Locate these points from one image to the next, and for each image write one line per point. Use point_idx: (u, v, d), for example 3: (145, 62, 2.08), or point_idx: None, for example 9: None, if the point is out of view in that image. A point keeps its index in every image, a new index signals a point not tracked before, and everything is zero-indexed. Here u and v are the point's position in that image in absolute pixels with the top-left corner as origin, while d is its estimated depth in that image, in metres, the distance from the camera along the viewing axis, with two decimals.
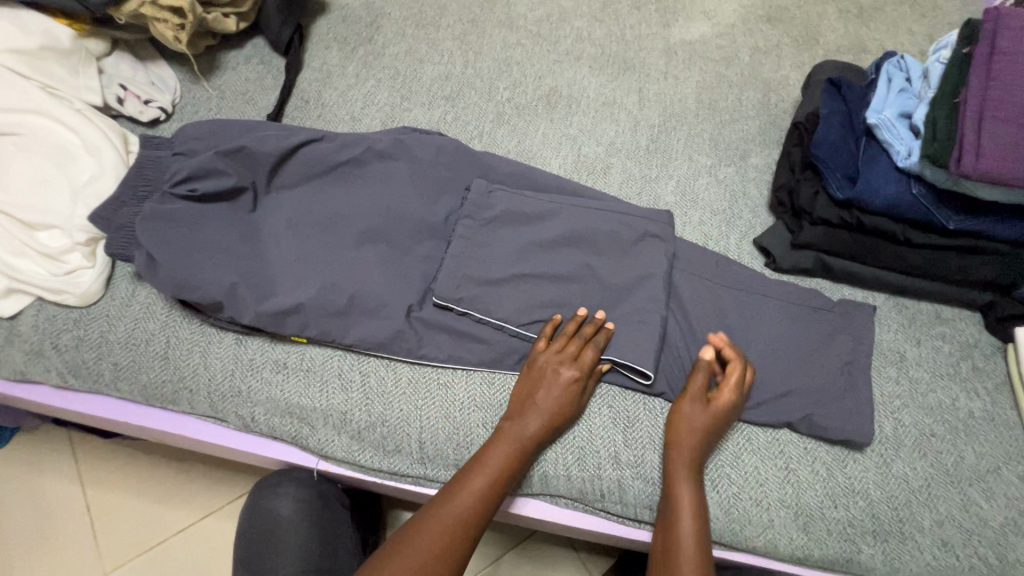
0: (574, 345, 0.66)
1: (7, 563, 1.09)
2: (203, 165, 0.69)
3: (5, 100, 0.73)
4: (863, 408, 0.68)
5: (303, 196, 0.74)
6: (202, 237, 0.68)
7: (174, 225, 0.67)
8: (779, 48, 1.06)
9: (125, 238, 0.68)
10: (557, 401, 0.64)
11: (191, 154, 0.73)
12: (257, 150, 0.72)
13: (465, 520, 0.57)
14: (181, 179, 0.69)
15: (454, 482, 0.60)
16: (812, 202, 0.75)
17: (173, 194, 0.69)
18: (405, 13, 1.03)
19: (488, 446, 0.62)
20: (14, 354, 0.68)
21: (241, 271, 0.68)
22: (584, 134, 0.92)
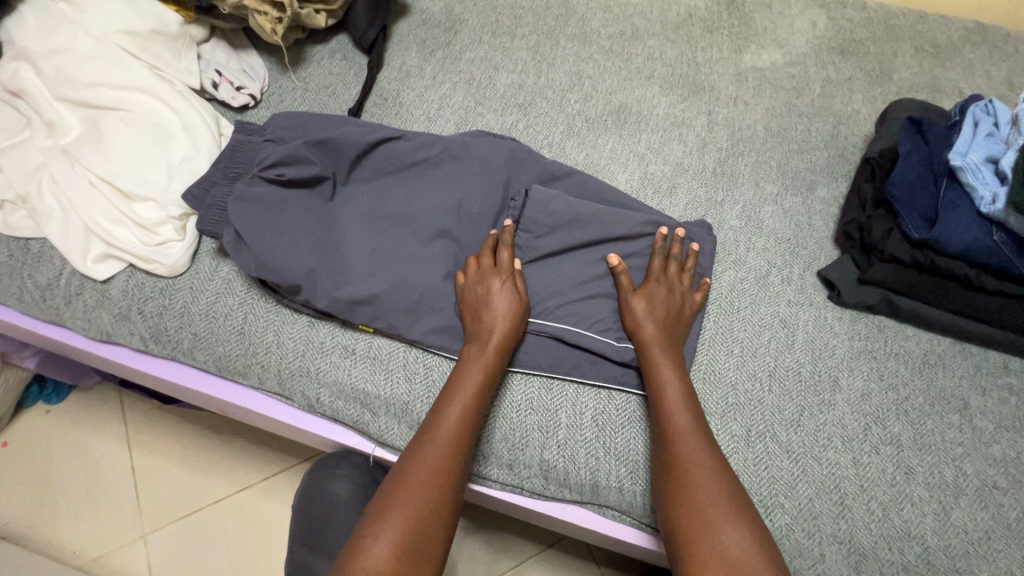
0: (497, 255, 0.71)
1: (53, 515, 1.13)
2: (291, 152, 0.72)
3: (118, 79, 0.78)
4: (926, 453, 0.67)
5: (378, 188, 0.77)
6: (287, 221, 0.71)
7: (263, 208, 0.71)
8: (851, 82, 1.05)
9: (217, 216, 0.71)
10: (501, 314, 0.66)
11: (280, 141, 0.76)
12: (342, 144, 0.75)
13: (449, 456, 0.58)
14: (269, 164, 0.72)
15: (427, 429, 0.60)
16: (884, 239, 0.75)
17: (261, 177, 0.72)
18: (483, 21, 1.06)
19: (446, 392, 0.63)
20: (104, 316, 0.73)
21: (319, 256, 0.70)
22: (651, 152, 0.93)
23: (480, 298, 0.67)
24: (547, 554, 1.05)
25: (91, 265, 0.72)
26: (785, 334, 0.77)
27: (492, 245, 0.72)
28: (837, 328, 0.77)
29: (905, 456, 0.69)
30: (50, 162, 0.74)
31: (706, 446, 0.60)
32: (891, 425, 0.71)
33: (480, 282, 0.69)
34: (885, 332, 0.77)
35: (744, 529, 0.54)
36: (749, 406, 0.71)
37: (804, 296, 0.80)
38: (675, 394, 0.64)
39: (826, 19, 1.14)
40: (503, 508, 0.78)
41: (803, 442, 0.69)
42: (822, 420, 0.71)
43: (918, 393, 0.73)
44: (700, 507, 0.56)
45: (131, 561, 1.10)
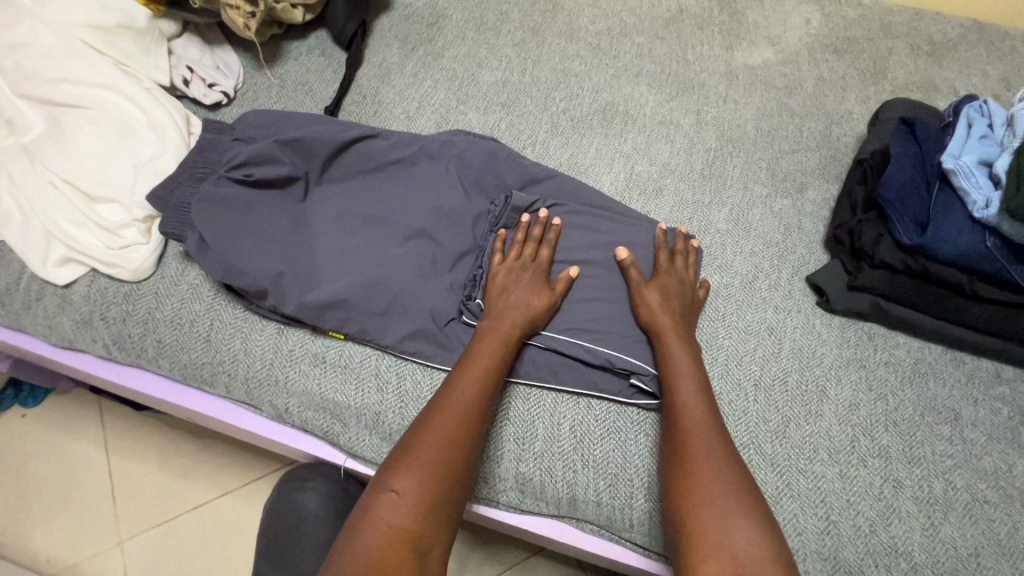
0: (530, 247, 0.70)
1: (28, 521, 1.11)
2: (260, 151, 0.69)
3: (81, 75, 0.75)
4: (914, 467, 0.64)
5: (352, 189, 0.74)
6: (255, 224, 0.68)
7: (231, 210, 0.68)
8: (845, 81, 1.03)
9: (180, 218, 0.69)
10: (528, 307, 0.66)
11: (249, 140, 0.74)
12: (312, 143, 0.72)
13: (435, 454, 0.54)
14: (236, 164, 0.69)
15: (426, 421, 0.56)
16: (874, 245, 0.72)
17: (228, 177, 0.70)
18: (467, 17, 1.03)
19: (450, 379, 0.60)
20: (65, 322, 0.70)
21: (287, 261, 0.68)
22: (638, 152, 0.90)
23: (505, 289, 0.67)
24: (531, 562, 1.03)
25: (52, 270, 0.69)
26: (772, 342, 0.74)
27: (524, 233, 0.71)
28: (825, 336, 0.75)
29: (893, 469, 0.67)
30: (10, 161, 0.71)
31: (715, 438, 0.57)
32: (880, 437, 0.69)
33: (511, 274, 0.68)
34: (875, 339, 0.75)
35: (757, 525, 0.50)
36: (734, 416, 0.69)
37: (792, 302, 0.78)
38: (687, 382, 0.62)
39: (820, 16, 1.11)
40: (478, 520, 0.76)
41: (788, 455, 0.67)
42: (808, 431, 0.68)
43: (908, 404, 0.71)
44: (708, 499, 0.52)
45: (107, 569, 1.08)
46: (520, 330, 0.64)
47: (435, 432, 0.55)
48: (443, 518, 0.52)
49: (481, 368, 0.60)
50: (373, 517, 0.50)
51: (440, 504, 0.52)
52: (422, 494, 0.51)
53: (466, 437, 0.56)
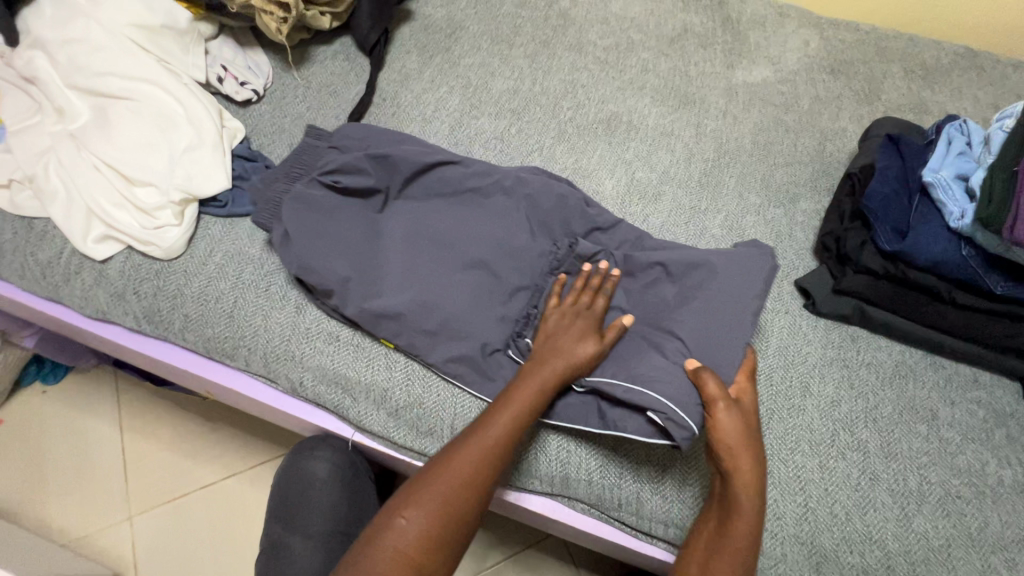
0: (587, 295, 0.70)
1: (42, 492, 1.16)
2: (351, 162, 0.74)
3: (127, 69, 0.81)
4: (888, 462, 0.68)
5: (423, 208, 0.76)
6: (334, 229, 0.72)
7: (316, 212, 0.73)
8: (840, 100, 1.08)
9: (272, 212, 0.77)
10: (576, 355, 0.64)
11: (344, 150, 0.79)
12: (399, 162, 0.76)
13: (465, 491, 0.58)
14: (329, 170, 0.74)
15: (467, 452, 0.59)
16: (858, 251, 0.77)
17: (319, 180, 0.74)
18: (483, 29, 1.10)
19: (488, 416, 0.61)
20: (101, 295, 0.76)
21: (355, 266, 0.71)
22: (639, 160, 0.96)
23: (553, 333, 0.67)
24: (525, 552, 1.06)
25: (91, 245, 0.75)
26: (759, 339, 0.78)
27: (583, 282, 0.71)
28: (810, 336, 0.79)
29: (871, 463, 0.70)
30: (59, 145, 0.78)
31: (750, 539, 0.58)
32: (859, 432, 0.72)
33: (564, 317, 0.68)
34: (858, 341, 0.79)
35: None
36: None
37: (780, 303, 0.82)
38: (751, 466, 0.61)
39: (817, 39, 1.17)
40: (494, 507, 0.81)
41: (771, 444, 0.71)
42: (791, 424, 0.72)
43: (887, 402, 0.75)
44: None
45: (116, 542, 1.12)
46: (562, 375, 0.63)
47: (468, 474, 0.58)
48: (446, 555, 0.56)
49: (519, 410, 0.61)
50: (386, 537, 0.56)
51: (447, 542, 0.56)
52: (430, 531, 0.56)
53: (487, 478, 0.59)
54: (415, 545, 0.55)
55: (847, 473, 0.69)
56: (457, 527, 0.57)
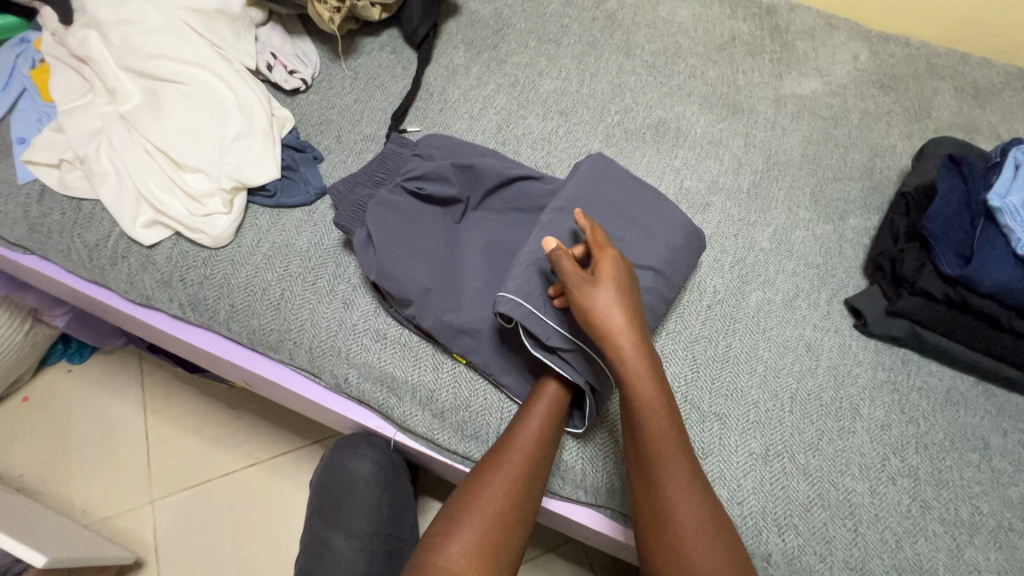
0: None
1: (65, 472, 1.15)
2: (436, 169, 0.74)
3: (181, 53, 0.81)
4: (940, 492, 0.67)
5: (503, 224, 0.76)
6: (412, 235, 0.72)
7: (398, 215, 0.72)
8: (889, 116, 1.06)
9: (353, 214, 0.73)
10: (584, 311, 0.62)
11: (428, 158, 0.80)
12: (482, 174, 0.76)
13: (500, 509, 0.58)
14: (414, 176, 0.74)
15: (496, 467, 0.60)
16: (916, 273, 0.76)
17: (403, 186, 0.74)
18: (530, 27, 1.08)
19: (512, 430, 0.63)
20: (147, 281, 0.75)
21: (435, 277, 0.70)
22: (687, 168, 0.94)
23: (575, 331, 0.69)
24: (544, 557, 1.07)
25: (139, 229, 0.74)
26: (809, 358, 0.77)
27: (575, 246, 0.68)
28: (860, 357, 0.78)
29: (921, 489, 0.69)
30: (110, 127, 0.77)
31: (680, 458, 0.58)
32: (909, 457, 0.71)
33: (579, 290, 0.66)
34: (909, 364, 0.78)
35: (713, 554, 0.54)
36: (770, 425, 0.72)
37: (829, 322, 0.81)
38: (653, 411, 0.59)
39: (868, 53, 1.15)
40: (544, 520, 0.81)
41: (820, 466, 0.69)
42: (841, 446, 0.71)
43: (938, 429, 0.73)
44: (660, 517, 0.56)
45: (138, 525, 1.11)
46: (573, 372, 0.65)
47: (499, 490, 0.59)
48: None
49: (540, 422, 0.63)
50: (428, 560, 0.56)
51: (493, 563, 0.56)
52: (472, 549, 0.56)
53: (520, 494, 0.59)
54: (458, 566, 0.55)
55: (897, 499, 0.68)
56: (499, 545, 0.57)
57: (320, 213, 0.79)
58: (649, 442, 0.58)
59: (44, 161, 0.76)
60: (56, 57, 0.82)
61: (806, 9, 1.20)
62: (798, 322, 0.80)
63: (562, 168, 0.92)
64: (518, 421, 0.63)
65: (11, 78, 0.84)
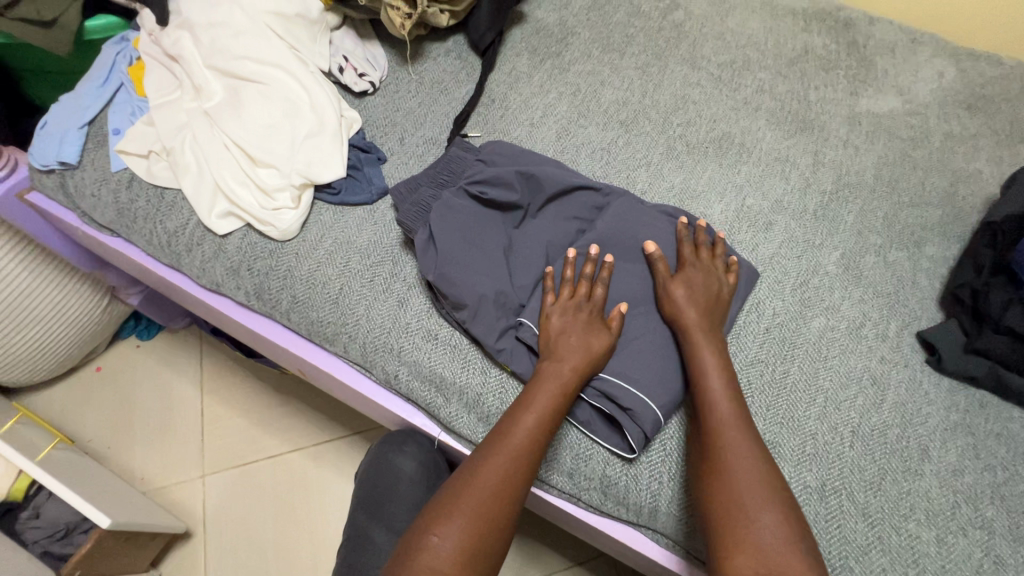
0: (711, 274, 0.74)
1: (127, 439, 1.23)
2: (499, 174, 0.75)
3: (262, 54, 0.85)
4: (1007, 554, 0.63)
5: (559, 232, 0.76)
6: (472, 236, 0.73)
7: (460, 215, 0.73)
8: (976, 139, 0.99)
9: (417, 214, 0.75)
10: (596, 348, 0.65)
11: (491, 164, 0.81)
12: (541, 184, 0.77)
13: (493, 501, 0.57)
14: (477, 180, 0.75)
15: (491, 455, 0.59)
16: (1002, 311, 0.71)
17: (466, 190, 0.75)
18: (595, 36, 1.08)
19: (514, 417, 0.61)
20: (217, 268, 0.79)
21: (490, 280, 0.70)
22: (750, 185, 0.91)
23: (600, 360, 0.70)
24: (573, 570, 1.07)
25: (215, 220, 0.79)
26: (874, 392, 0.73)
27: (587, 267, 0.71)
28: (932, 395, 0.73)
29: (995, 544, 0.64)
30: (194, 122, 0.82)
31: (735, 414, 0.62)
32: (984, 508, 0.66)
33: (566, 314, 0.67)
34: (987, 408, 0.72)
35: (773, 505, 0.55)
36: (827, 458, 0.68)
37: (898, 355, 0.76)
38: (724, 411, 0.61)
39: (955, 71, 1.08)
40: (568, 527, 0.81)
41: (881, 507, 0.65)
42: (906, 488, 0.67)
43: (1019, 480, 0.67)
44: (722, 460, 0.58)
45: (189, 497, 1.17)
46: (580, 373, 0.64)
47: (491, 477, 0.58)
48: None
49: (535, 416, 0.61)
50: (415, 557, 0.54)
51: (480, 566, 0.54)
52: (463, 551, 0.53)
53: (514, 481, 0.58)
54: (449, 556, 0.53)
55: (967, 552, 0.63)
56: (487, 548, 0.55)
57: (380, 213, 0.81)
58: (710, 407, 0.62)
59: (134, 152, 0.82)
60: (151, 55, 0.89)
61: (888, 24, 1.14)
62: (864, 353, 0.76)
63: (620, 179, 0.91)
64: (517, 411, 0.62)
65: (110, 74, 0.90)
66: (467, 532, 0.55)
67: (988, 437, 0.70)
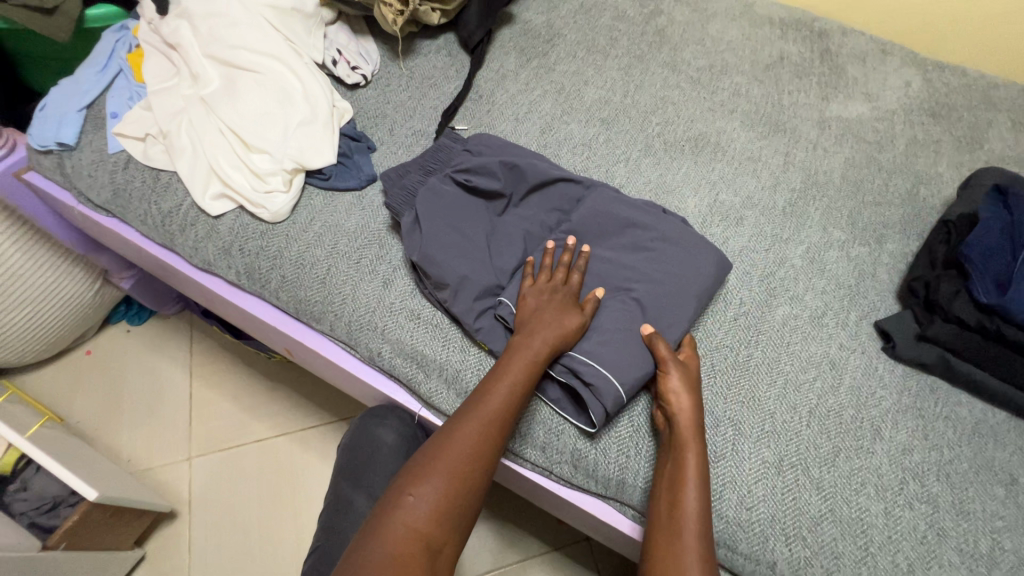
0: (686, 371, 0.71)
1: (114, 422, 1.24)
2: (485, 165, 0.79)
3: (258, 45, 0.89)
4: (950, 526, 0.67)
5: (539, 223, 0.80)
6: (458, 221, 0.77)
7: (446, 201, 0.78)
8: (938, 144, 1.05)
9: (406, 198, 0.79)
10: (565, 326, 0.68)
11: (478, 154, 0.84)
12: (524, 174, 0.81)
13: (466, 465, 0.60)
14: (463, 169, 0.80)
15: (462, 421, 0.63)
16: (951, 300, 0.75)
17: (453, 178, 0.80)
18: (580, 38, 1.12)
19: (487, 388, 0.65)
20: (209, 248, 0.82)
21: (471, 263, 0.74)
22: (724, 181, 0.96)
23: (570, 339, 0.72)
24: (551, 555, 1.10)
25: (208, 201, 0.82)
26: (833, 376, 0.77)
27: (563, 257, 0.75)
28: (886, 380, 0.77)
29: (940, 517, 0.68)
30: (190, 107, 0.85)
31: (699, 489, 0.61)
32: (930, 485, 0.70)
33: (540, 295, 0.71)
34: (936, 393, 0.77)
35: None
36: (786, 436, 0.72)
37: (857, 342, 0.80)
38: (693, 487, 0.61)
39: (920, 80, 1.13)
40: (543, 504, 0.84)
41: (834, 482, 0.69)
42: (858, 465, 0.71)
43: (963, 459, 0.72)
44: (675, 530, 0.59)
45: (175, 479, 1.19)
46: (551, 348, 0.67)
47: (462, 444, 0.61)
48: (449, 545, 0.57)
49: (508, 387, 0.65)
50: (394, 514, 0.57)
51: (451, 526, 0.58)
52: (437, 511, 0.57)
53: (485, 447, 0.62)
54: (425, 515, 0.57)
55: (914, 524, 0.67)
56: (460, 510, 0.59)
57: (369, 198, 0.85)
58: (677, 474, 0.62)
59: (132, 135, 0.85)
60: (150, 43, 0.92)
61: (859, 34, 1.20)
62: (824, 340, 0.80)
63: (600, 174, 0.95)
64: (491, 382, 0.65)
65: (110, 60, 0.94)
66: (442, 492, 0.58)
67: (936, 419, 0.74)
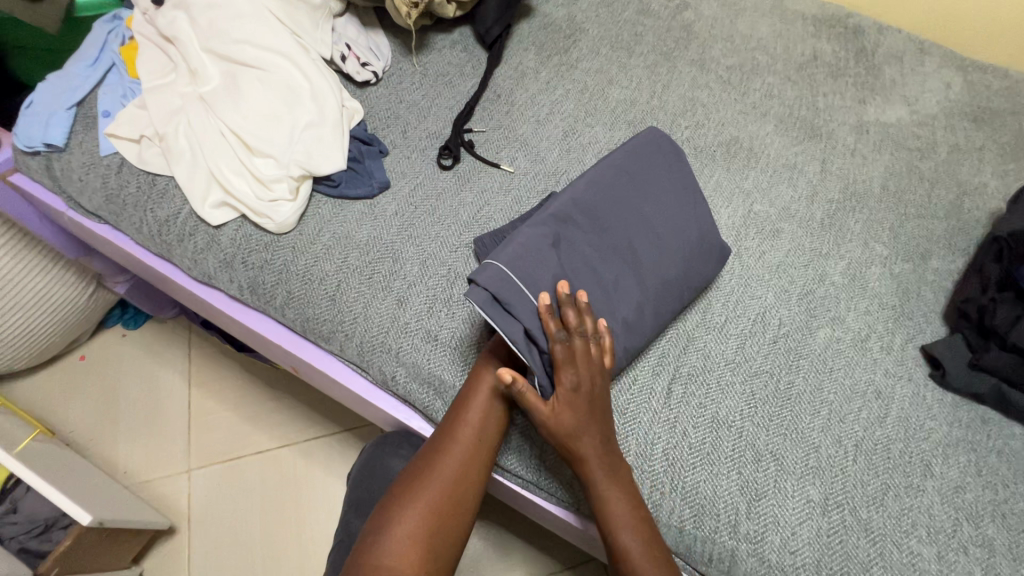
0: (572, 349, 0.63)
1: (110, 431, 1.19)
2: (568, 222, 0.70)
3: (262, 39, 0.82)
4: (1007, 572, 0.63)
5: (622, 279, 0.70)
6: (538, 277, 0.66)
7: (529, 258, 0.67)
8: (982, 152, 0.99)
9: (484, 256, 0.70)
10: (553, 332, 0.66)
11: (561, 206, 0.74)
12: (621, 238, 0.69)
13: (443, 500, 0.60)
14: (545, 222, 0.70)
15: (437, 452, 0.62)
16: (1009, 326, 0.71)
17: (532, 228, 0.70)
18: (603, 33, 1.06)
19: (460, 415, 0.64)
20: (210, 260, 0.76)
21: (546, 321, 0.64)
22: (758, 191, 0.90)
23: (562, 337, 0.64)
24: (564, 575, 1.06)
25: (208, 210, 0.76)
26: (879, 405, 0.72)
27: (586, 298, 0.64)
28: (935, 411, 0.72)
29: (995, 562, 0.63)
30: (189, 106, 0.79)
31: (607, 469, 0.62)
32: (984, 526, 0.65)
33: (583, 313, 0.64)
34: (988, 424, 0.72)
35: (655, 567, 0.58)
36: (831, 472, 0.67)
37: (903, 369, 0.75)
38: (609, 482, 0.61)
39: (961, 82, 1.07)
40: (571, 537, 0.80)
41: (884, 523, 0.65)
42: (908, 504, 0.66)
43: (1019, 498, 0.67)
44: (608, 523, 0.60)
45: (173, 492, 1.14)
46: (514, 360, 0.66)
47: (441, 477, 0.61)
48: None
49: (481, 411, 0.64)
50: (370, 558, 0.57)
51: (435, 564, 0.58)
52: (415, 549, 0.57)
53: (466, 479, 0.62)
54: (403, 554, 0.57)
55: (968, 570, 0.63)
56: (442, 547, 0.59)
57: (381, 207, 0.79)
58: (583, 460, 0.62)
59: (125, 136, 0.79)
60: (145, 35, 0.85)
61: (896, 32, 1.14)
62: (868, 366, 0.75)
63: None
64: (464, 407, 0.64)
65: (101, 53, 0.87)
66: (420, 533, 0.58)
67: (990, 453, 0.70)
